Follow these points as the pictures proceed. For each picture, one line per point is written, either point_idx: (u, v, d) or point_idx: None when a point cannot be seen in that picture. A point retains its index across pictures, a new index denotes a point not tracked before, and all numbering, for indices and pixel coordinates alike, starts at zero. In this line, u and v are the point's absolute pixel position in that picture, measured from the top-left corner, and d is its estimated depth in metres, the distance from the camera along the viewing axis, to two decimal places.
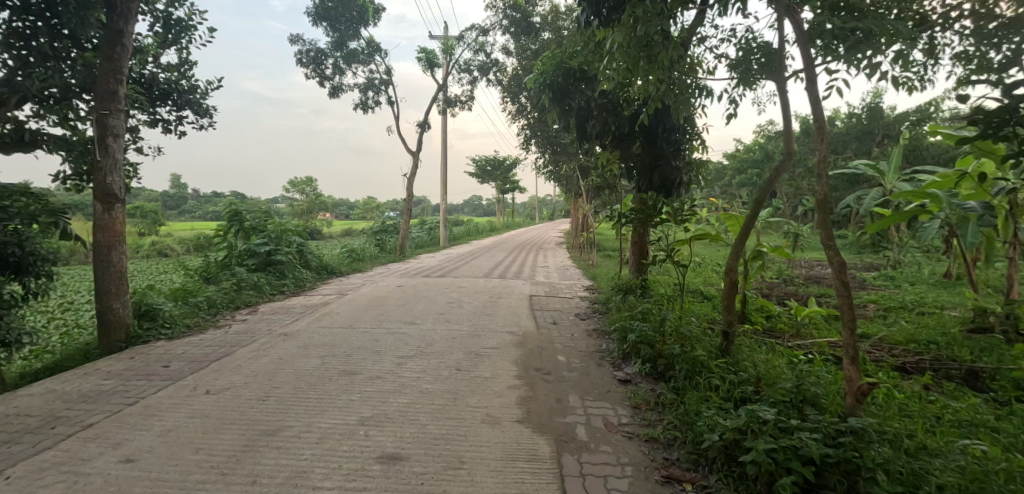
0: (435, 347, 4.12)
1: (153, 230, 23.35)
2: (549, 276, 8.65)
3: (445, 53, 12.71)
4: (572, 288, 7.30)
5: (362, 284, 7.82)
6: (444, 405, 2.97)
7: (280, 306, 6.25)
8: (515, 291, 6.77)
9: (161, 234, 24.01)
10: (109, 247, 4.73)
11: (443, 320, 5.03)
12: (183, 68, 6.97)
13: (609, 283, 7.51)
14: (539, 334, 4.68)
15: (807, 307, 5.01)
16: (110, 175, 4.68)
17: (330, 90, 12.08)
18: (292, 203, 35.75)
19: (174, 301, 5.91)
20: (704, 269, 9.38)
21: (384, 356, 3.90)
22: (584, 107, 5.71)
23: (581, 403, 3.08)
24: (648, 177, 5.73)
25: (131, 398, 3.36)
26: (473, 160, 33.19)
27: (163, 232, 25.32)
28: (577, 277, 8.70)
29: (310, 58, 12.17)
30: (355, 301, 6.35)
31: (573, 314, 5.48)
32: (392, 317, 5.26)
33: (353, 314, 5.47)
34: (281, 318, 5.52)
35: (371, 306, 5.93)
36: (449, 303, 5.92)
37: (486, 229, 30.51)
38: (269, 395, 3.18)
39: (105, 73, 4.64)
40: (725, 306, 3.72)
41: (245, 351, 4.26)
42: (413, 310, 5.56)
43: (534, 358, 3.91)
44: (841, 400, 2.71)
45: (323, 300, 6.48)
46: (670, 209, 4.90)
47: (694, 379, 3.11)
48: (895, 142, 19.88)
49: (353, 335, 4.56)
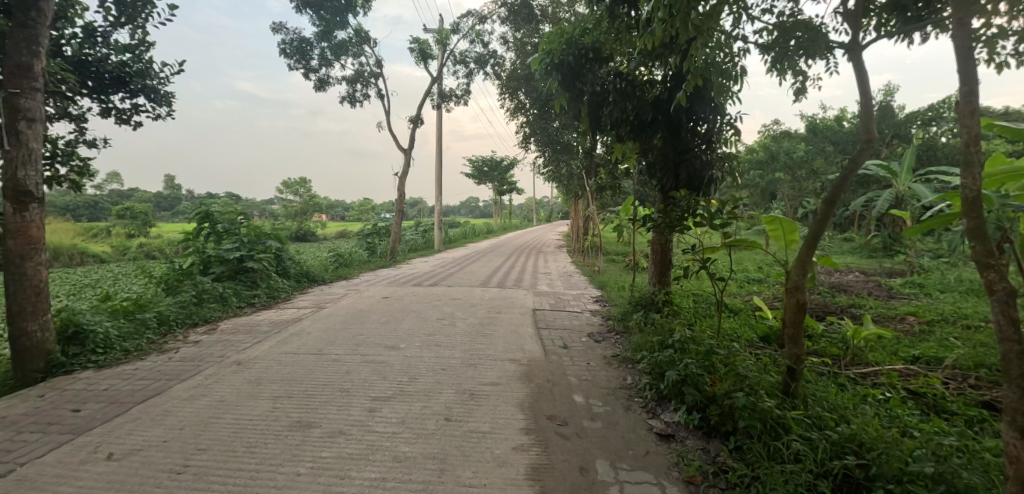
0: (420, 384, 3.27)
1: (142, 231, 22.28)
2: (552, 284, 7.81)
3: (439, 44, 11.85)
4: (580, 300, 6.46)
5: (345, 295, 6.96)
6: (427, 484, 2.13)
7: (244, 323, 5.39)
8: (517, 305, 5.91)
9: (151, 236, 23.01)
10: (21, 257, 3.82)
11: (432, 344, 4.18)
12: (139, 49, 6.12)
13: (621, 294, 6.67)
14: (547, 362, 3.84)
15: (866, 329, 4.20)
16: (22, 168, 3.80)
17: (315, 83, 11.19)
18: (287, 204, 34.92)
19: (117, 319, 5.02)
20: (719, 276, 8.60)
21: (353, 398, 3.05)
22: (598, 93, 4.88)
23: (614, 476, 2.24)
24: (673, 173, 4.87)
25: (6, 464, 2.49)
26: (471, 160, 32.44)
27: (152, 233, 24.42)
28: (584, 285, 7.86)
29: (294, 48, 11.29)
30: (332, 316, 5.48)
31: (586, 335, 4.65)
32: (372, 338, 4.40)
33: (326, 335, 4.61)
34: (241, 340, 4.65)
35: (349, 324, 5.06)
36: (440, 320, 5.07)
37: (483, 231, 29.70)
38: (188, 466, 2.32)
39: (15, 43, 3.77)
40: (790, 337, 2.94)
41: (182, 388, 3.39)
42: (397, 330, 4.72)
43: (544, 400, 3.07)
44: (989, 483, 1.94)
45: (296, 316, 5.61)
46: (704, 211, 4.02)
47: (769, 442, 2.30)
48: (904, 142, 19.24)
49: (321, 365, 3.71)
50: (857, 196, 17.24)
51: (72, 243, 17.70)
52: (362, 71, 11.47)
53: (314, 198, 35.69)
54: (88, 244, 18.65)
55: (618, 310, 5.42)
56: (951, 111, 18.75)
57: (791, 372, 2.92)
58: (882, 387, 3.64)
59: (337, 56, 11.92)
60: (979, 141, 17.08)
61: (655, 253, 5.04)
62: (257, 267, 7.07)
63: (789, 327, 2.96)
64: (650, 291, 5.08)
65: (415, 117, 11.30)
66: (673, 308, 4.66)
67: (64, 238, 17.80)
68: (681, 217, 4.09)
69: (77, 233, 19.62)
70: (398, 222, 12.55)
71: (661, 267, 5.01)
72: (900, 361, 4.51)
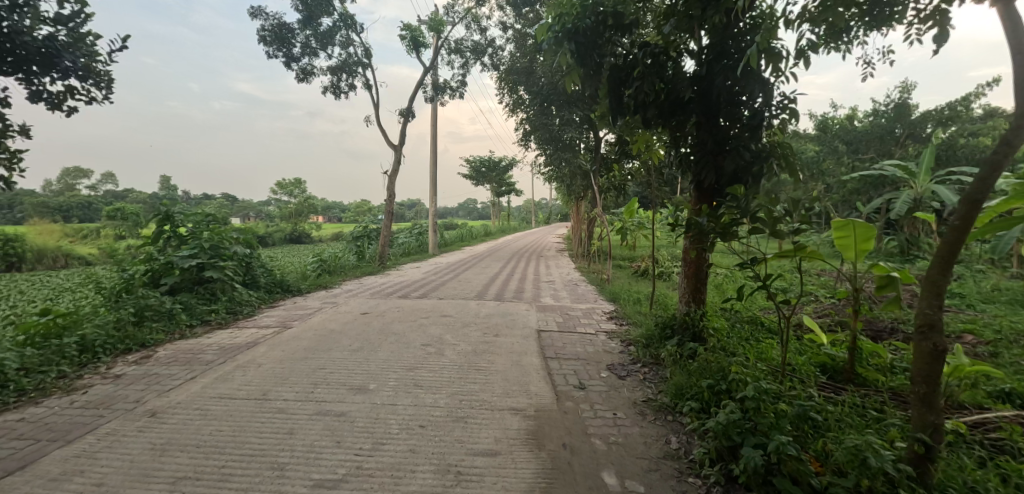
0: (387, 457, 2.33)
1: None
2: (557, 296, 6.84)
3: (433, 31, 10.90)
4: (592, 317, 5.52)
5: (319, 309, 6.00)
6: None
7: (189, 349, 4.44)
8: (517, 324, 4.95)
9: None
10: None
11: (410, 386, 3.23)
12: (74, 21, 5.16)
13: (639, 310, 5.73)
14: (561, 413, 2.90)
15: (966, 365, 3.29)
16: None
17: (297, 73, 10.23)
18: (281, 206, 33.99)
19: (26, 345, 4.06)
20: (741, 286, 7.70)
21: (286, 483, 2.12)
22: (619, 68, 3.97)
23: None
24: (711, 166, 3.91)
25: None
26: (468, 161, 31.56)
27: None
28: (593, 297, 6.89)
29: (274, 34, 10.33)
30: (294, 339, 4.52)
31: (605, 369, 3.70)
32: (335, 375, 3.46)
33: (280, 369, 3.66)
34: (174, 375, 3.70)
35: (311, 350, 4.11)
36: (424, 347, 4.11)
37: (482, 234, 28.76)
38: None
39: None
40: (921, 399, 2.08)
41: (59, 460, 2.45)
42: (370, 360, 3.77)
43: (562, 486, 2.14)
44: None
45: (253, 338, 4.66)
46: (765, 213, 3.05)
47: None
48: (918, 142, 18.45)
49: (259, 419, 2.77)
50: (873, 198, 16.42)
51: (55, 243, 16.65)
52: (347, 60, 10.53)
53: (309, 199, 34.58)
54: (71, 245, 17.63)
55: (640, 333, 4.53)
56: (967, 110, 17.95)
57: (925, 452, 2.05)
58: (1006, 449, 2.75)
59: (322, 44, 10.95)
60: (999, 140, 16.21)
61: (684, 263, 4.17)
62: (217, 277, 6.06)
63: (918, 382, 2.10)
64: (680, 312, 4.18)
65: (406, 111, 10.36)
66: (715, 336, 3.75)
67: (48, 237, 16.73)
68: (722, 225, 3.17)
69: (63, 233, 18.53)
70: (389, 224, 11.58)
71: (693, 284, 4.11)
72: (999, 402, 3.59)
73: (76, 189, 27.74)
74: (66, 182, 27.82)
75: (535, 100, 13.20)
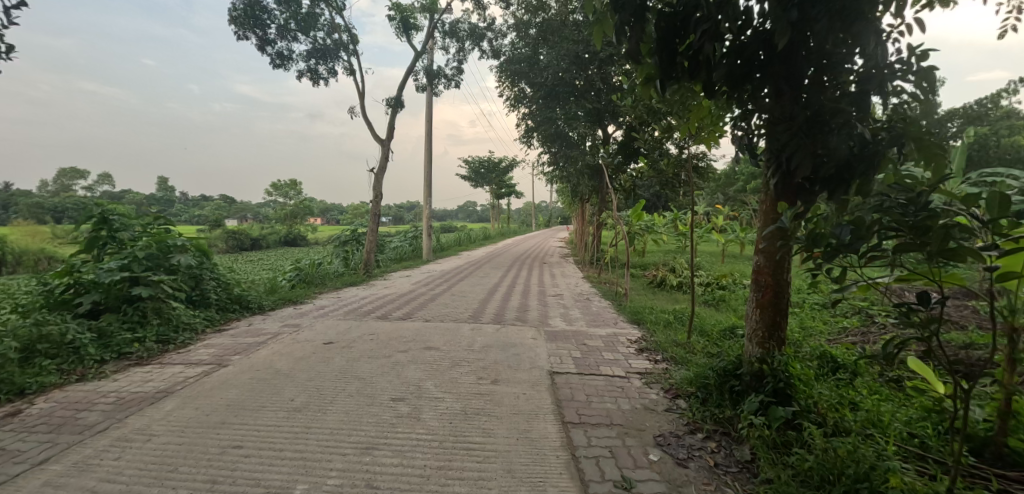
0: None
1: None
2: (569, 316, 5.62)
3: (426, 12, 9.74)
4: (615, 348, 4.34)
5: (275, 334, 4.82)
6: None
7: (79, 401, 3.27)
8: (521, 362, 3.74)
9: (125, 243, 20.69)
10: None
11: (358, 490, 2.05)
12: None
13: (675, 341, 4.54)
14: None
15: None
16: None
17: (271, 57, 8.96)
18: (277, 208, 32.79)
19: None
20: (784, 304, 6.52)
21: None
22: (669, 14, 2.66)
23: None
24: (804, 153, 2.66)
25: None
26: (468, 162, 30.49)
27: None
28: (612, 319, 5.67)
29: (244, 15, 9.12)
30: (221, 388, 3.33)
31: (654, 448, 2.52)
32: (251, 462, 2.29)
33: (174, 447, 2.49)
34: (24, 454, 2.53)
35: (235, 409, 2.93)
36: (393, 403, 2.94)
37: (482, 238, 27.58)
38: None
39: None
40: None
41: None
42: (310, 430, 2.59)
43: None
44: None
45: (170, 384, 3.48)
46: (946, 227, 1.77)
47: None
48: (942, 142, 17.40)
49: None
50: None
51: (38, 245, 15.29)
52: (327, 44, 9.34)
53: (306, 200, 33.30)
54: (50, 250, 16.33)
55: (687, 378, 3.38)
56: (994, 107, 16.91)
57: None
58: None
59: (302, 27, 9.72)
60: None
61: (757, 285, 3.01)
62: (150, 294, 4.85)
63: None
64: (750, 354, 3.03)
65: (394, 101, 9.19)
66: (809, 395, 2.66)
67: (34, 235, 15.49)
68: (858, 249, 1.94)
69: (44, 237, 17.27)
70: (376, 228, 10.36)
71: (771, 317, 2.95)
72: None
73: (71, 190, 26.52)
74: (61, 183, 26.54)
75: (540, 92, 12.26)
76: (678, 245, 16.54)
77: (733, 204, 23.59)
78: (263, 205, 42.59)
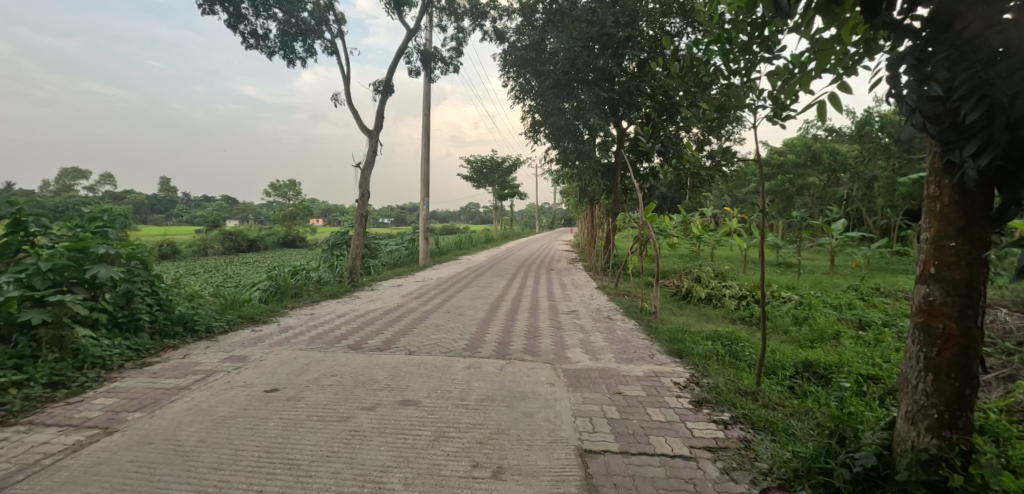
0: None
1: None
2: (590, 346, 4.46)
3: None
4: (662, 400, 3.17)
5: (208, 374, 3.65)
6: None
7: None
8: (537, 433, 2.57)
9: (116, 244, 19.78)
10: None
11: None
12: None
13: (741, 389, 3.35)
14: None
15: None
16: None
17: (243, 37, 7.81)
18: (275, 208, 31.78)
19: None
20: (841, 332, 5.46)
21: None
22: None
23: None
24: None
25: None
26: (471, 161, 29.46)
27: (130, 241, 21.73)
28: (644, 349, 4.47)
29: None
30: (79, 482, 2.16)
31: None
32: None
33: None
34: None
35: None
36: None
37: (484, 240, 26.54)
38: None
39: None
40: None
41: None
42: None
43: None
44: None
45: (11, 471, 2.31)
46: None
47: None
48: None
49: None
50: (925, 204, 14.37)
51: None
52: (307, 21, 8.19)
53: (307, 200, 32.23)
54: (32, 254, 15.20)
55: (790, 467, 2.26)
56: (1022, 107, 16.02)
57: None
58: None
59: None
60: None
61: (925, 334, 1.90)
62: (46, 318, 3.68)
63: None
64: (906, 437, 1.95)
65: (383, 86, 8.06)
66: None
67: None
68: None
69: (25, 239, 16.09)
70: (364, 230, 9.22)
71: (954, 387, 1.83)
72: None
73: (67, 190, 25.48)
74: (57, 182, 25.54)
75: (547, 82, 11.09)
76: (692, 249, 15.48)
77: (744, 207, 22.61)
78: (262, 206, 41.68)
